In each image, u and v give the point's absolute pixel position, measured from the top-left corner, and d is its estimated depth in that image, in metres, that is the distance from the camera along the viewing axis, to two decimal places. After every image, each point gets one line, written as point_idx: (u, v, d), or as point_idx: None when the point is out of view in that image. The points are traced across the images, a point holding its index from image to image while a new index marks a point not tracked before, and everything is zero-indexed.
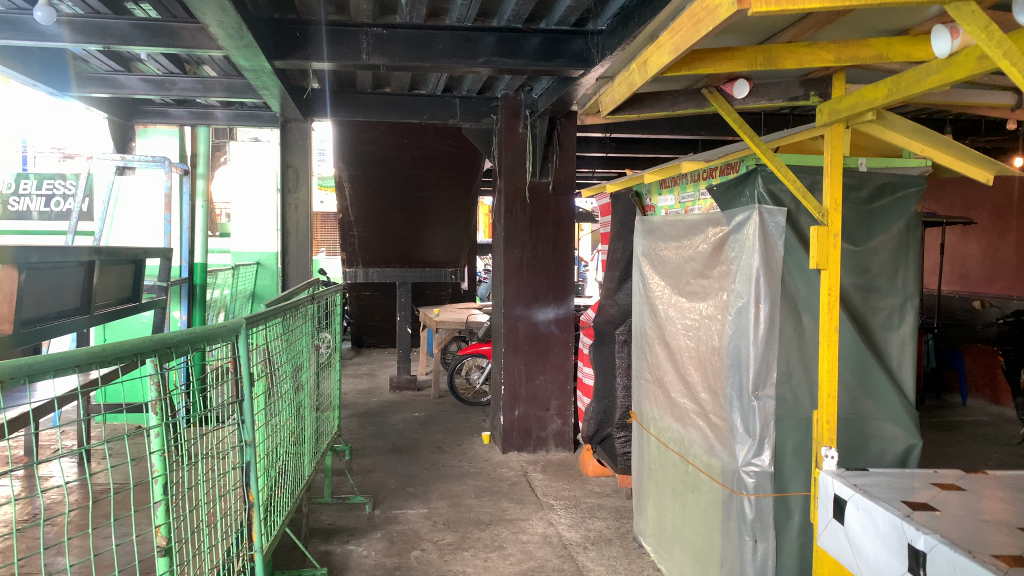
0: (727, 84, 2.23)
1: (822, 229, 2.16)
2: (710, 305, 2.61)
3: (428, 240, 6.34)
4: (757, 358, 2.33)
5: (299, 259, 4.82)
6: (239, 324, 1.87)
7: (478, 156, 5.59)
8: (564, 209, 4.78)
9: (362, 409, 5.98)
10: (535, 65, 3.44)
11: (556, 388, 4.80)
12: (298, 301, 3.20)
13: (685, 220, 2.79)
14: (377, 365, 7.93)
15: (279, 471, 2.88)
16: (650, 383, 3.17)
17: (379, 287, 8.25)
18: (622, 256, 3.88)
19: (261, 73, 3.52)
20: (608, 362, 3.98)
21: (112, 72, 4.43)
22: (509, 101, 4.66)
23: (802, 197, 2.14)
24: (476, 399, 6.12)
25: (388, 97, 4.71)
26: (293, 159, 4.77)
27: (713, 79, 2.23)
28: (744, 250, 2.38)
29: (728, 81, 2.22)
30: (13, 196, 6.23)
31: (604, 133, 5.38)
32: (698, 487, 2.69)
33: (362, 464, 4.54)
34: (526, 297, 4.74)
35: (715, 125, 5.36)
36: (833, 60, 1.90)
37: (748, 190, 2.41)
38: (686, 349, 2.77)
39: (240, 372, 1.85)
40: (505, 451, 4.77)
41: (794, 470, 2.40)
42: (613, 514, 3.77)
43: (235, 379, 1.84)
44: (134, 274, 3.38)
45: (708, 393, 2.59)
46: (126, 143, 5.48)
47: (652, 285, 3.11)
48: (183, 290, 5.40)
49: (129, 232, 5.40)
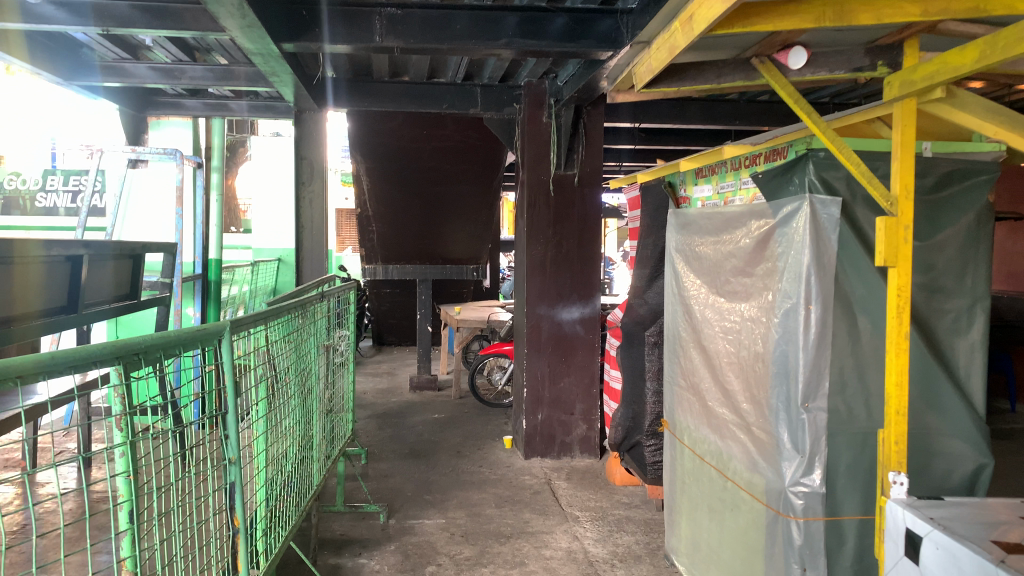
0: (783, 52, 2.01)
1: (891, 220, 1.89)
2: (754, 306, 2.38)
3: (449, 236, 6.13)
4: (807, 365, 2.09)
5: (314, 254, 4.61)
6: (224, 327, 1.66)
7: (501, 148, 5.35)
8: (590, 203, 4.54)
9: (380, 410, 5.79)
10: (561, 47, 3.21)
11: (581, 392, 4.57)
12: (307, 300, 3.00)
13: (723, 213, 2.56)
14: (398, 364, 7.75)
15: (282, 482, 2.67)
16: (684, 390, 2.93)
17: (400, 284, 8.06)
18: (653, 252, 3.64)
19: (269, 57, 3.32)
20: (638, 365, 3.75)
21: (120, 60, 4.25)
22: (532, 89, 4.43)
23: (866, 182, 1.87)
24: (497, 400, 5.90)
25: (407, 86, 4.52)
26: (307, 151, 4.57)
27: (767, 45, 1.99)
28: (793, 245, 2.14)
29: (785, 48, 2.01)
30: (41, 191, 6.74)
31: (633, 122, 5.14)
32: (738, 506, 2.45)
33: (378, 469, 4.35)
34: (550, 295, 4.52)
35: (750, 115, 5.09)
36: (920, 14, 1.72)
37: (797, 177, 2.17)
38: (726, 355, 2.54)
39: (225, 381, 1.64)
40: (527, 456, 4.55)
41: (847, 491, 2.15)
42: (642, 528, 3.54)
43: (219, 389, 1.63)
44: (132, 272, 3.25)
45: (751, 403, 2.36)
46: (138, 135, 5.32)
47: (686, 284, 2.88)
48: (197, 287, 5.18)
49: (141, 227, 5.26)
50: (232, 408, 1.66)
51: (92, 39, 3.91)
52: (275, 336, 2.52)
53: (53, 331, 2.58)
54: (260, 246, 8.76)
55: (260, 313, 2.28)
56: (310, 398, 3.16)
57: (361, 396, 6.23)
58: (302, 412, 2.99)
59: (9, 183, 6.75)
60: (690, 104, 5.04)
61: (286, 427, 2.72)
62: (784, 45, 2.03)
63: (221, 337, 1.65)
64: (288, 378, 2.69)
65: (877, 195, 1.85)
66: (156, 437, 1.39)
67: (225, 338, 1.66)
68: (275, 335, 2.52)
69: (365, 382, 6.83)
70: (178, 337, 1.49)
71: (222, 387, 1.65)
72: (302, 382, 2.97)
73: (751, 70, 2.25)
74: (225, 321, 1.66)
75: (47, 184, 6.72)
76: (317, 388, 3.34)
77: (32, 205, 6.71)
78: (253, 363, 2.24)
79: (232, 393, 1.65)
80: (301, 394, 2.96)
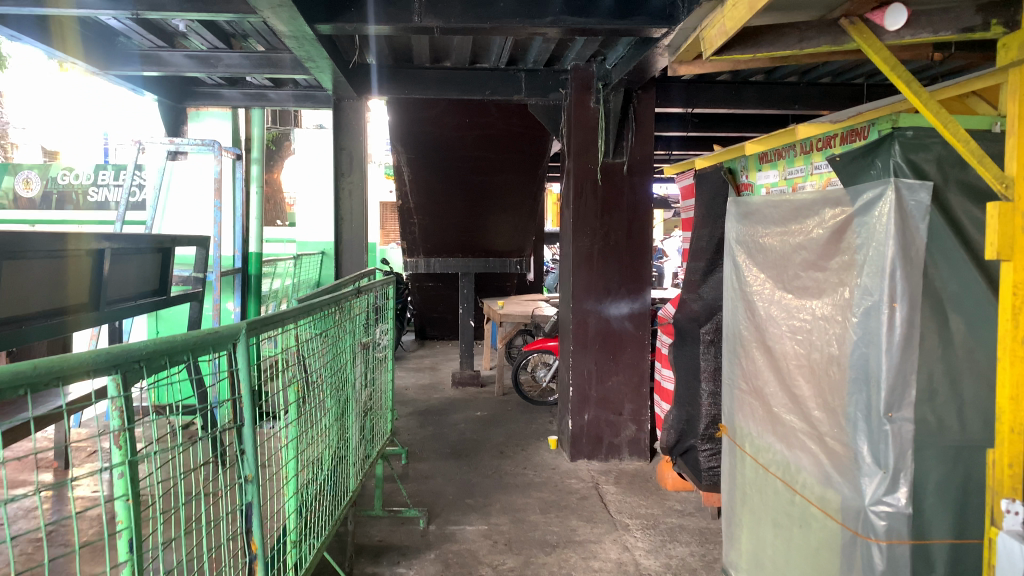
0: (879, 11, 1.80)
1: (1006, 206, 1.67)
2: (828, 303, 2.16)
3: (493, 227, 5.96)
4: (891, 371, 1.87)
5: (353, 243, 4.47)
6: (239, 328, 1.51)
7: (547, 137, 5.14)
8: (640, 193, 4.32)
9: (422, 407, 5.65)
10: (612, 24, 3.00)
11: (630, 391, 4.36)
12: (343, 295, 2.86)
13: (793, 201, 2.34)
14: (441, 359, 7.62)
15: (315, 490, 2.54)
16: (745, 393, 2.72)
17: (442, 278, 7.91)
18: (708, 244, 3.41)
19: (304, 41, 3.18)
20: (692, 365, 3.54)
21: (156, 49, 4.14)
22: (579, 73, 4.22)
23: (978, 162, 1.66)
24: (542, 398, 5.72)
25: (448, 72, 4.34)
26: (347, 141, 4.43)
27: (859, 4, 1.77)
28: (874, 237, 1.91)
29: (880, 8, 1.80)
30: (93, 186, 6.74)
31: (685, 107, 4.89)
32: (808, 523, 2.23)
33: (419, 470, 4.20)
34: (598, 290, 4.31)
35: (810, 99, 4.83)
36: None
37: (880, 160, 1.93)
38: (795, 358, 2.32)
39: (241, 389, 1.48)
40: (573, 458, 4.36)
41: (937, 512, 1.91)
42: (697, 538, 3.33)
43: (235, 399, 1.48)
44: (161, 267, 3.15)
45: (824, 412, 2.14)
46: (177, 127, 5.24)
47: (749, 278, 2.67)
48: (237, 281, 5.10)
49: (181, 220, 5.18)
50: (250, 418, 1.51)
51: (126, 27, 3.83)
52: (306, 334, 2.38)
53: (68, 332, 2.47)
54: (304, 239, 8.71)
55: (287, 311, 2.14)
56: (346, 398, 3.02)
57: (403, 392, 6.10)
58: (337, 414, 2.85)
59: (63, 179, 6.80)
60: (745, 89, 4.79)
61: (321, 430, 2.59)
62: (879, 3, 1.80)
63: (236, 338, 1.49)
64: (321, 379, 2.54)
65: (992, 179, 1.65)
66: (159, 457, 1.24)
67: (240, 340, 1.50)
68: (307, 334, 2.38)
69: (407, 377, 6.70)
70: (184, 340, 1.33)
71: (237, 395, 1.50)
72: (337, 382, 2.83)
73: (840, 33, 2.01)
74: (240, 322, 1.50)
75: (99, 179, 6.67)
76: (355, 386, 3.20)
77: (84, 200, 6.70)
78: (280, 365, 2.10)
79: (248, 402, 1.50)
80: (337, 394, 2.82)
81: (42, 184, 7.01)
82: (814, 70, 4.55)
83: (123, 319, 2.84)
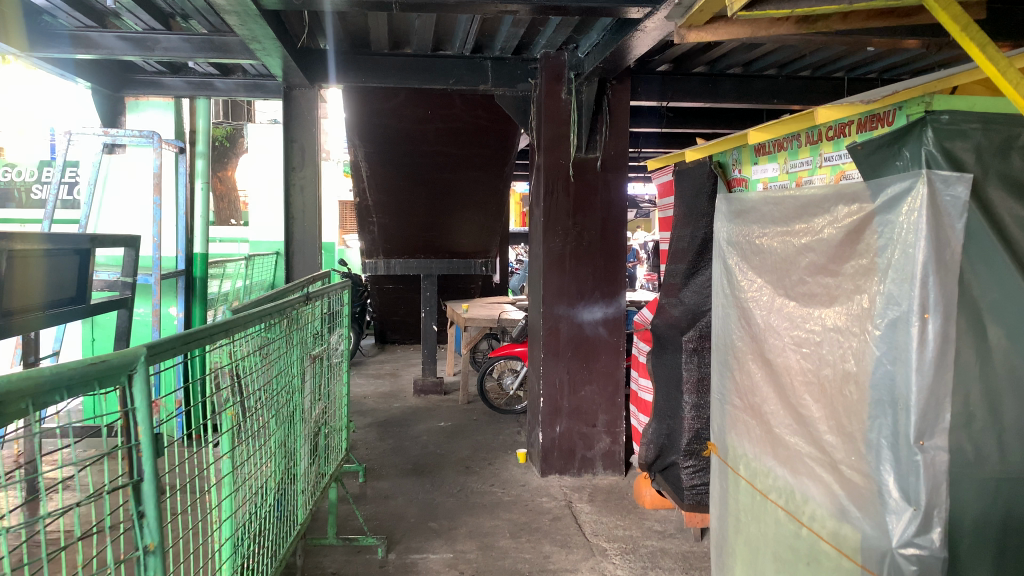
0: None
1: None
2: (841, 313, 1.91)
3: (456, 227, 5.65)
4: (922, 393, 1.61)
5: (306, 243, 4.12)
6: (140, 355, 1.19)
7: (513, 131, 4.85)
8: (614, 190, 4.06)
9: (382, 418, 5.32)
10: (589, 3, 2.72)
11: (604, 401, 4.09)
12: (289, 303, 2.55)
13: (798, 197, 2.09)
14: (402, 364, 7.28)
15: (257, 527, 2.24)
16: (739, 411, 2.46)
17: (404, 279, 7.57)
18: (690, 245, 3.15)
19: (245, 16, 2.84)
20: (674, 375, 3.28)
21: (85, 29, 3.73)
22: (550, 62, 3.94)
23: None
24: (509, 406, 5.43)
25: (409, 59, 4.04)
26: (298, 133, 4.09)
27: None
28: (901, 238, 1.67)
29: None
30: (36, 183, 6.29)
31: (660, 101, 4.63)
32: (818, 560, 1.98)
33: (377, 489, 3.89)
34: (569, 293, 4.04)
35: (789, 93, 4.61)
36: None
37: (908, 149, 1.68)
38: (801, 372, 2.07)
39: (141, 435, 1.17)
40: (544, 474, 4.08)
41: (974, 556, 1.67)
42: (680, 564, 3.07)
43: (131, 448, 1.17)
44: (78, 269, 2.76)
45: (837, 435, 1.89)
46: (115, 118, 4.83)
47: (743, 284, 2.42)
48: (180, 284, 4.72)
49: (117, 219, 4.75)
50: (153, 469, 1.19)
51: (47, 3, 3.44)
52: (240, 351, 2.08)
53: None
54: (258, 240, 8.32)
55: (215, 325, 1.84)
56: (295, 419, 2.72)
57: (361, 401, 5.76)
58: (284, 437, 2.55)
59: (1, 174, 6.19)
60: (723, 82, 4.55)
61: (263, 458, 2.29)
62: None
63: (134, 367, 1.17)
64: (263, 400, 2.24)
65: None
66: None
67: (139, 369, 1.18)
68: (242, 349, 2.09)
69: (365, 385, 6.36)
70: (53, 376, 1.01)
71: (135, 442, 1.18)
72: (283, 402, 2.52)
73: None
74: (141, 346, 1.18)
75: (43, 175, 6.28)
76: (305, 404, 2.89)
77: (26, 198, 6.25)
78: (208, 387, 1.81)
79: (148, 451, 1.18)
80: (283, 417, 2.53)
81: None
82: (793, 62, 4.35)
83: (36, 329, 2.46)
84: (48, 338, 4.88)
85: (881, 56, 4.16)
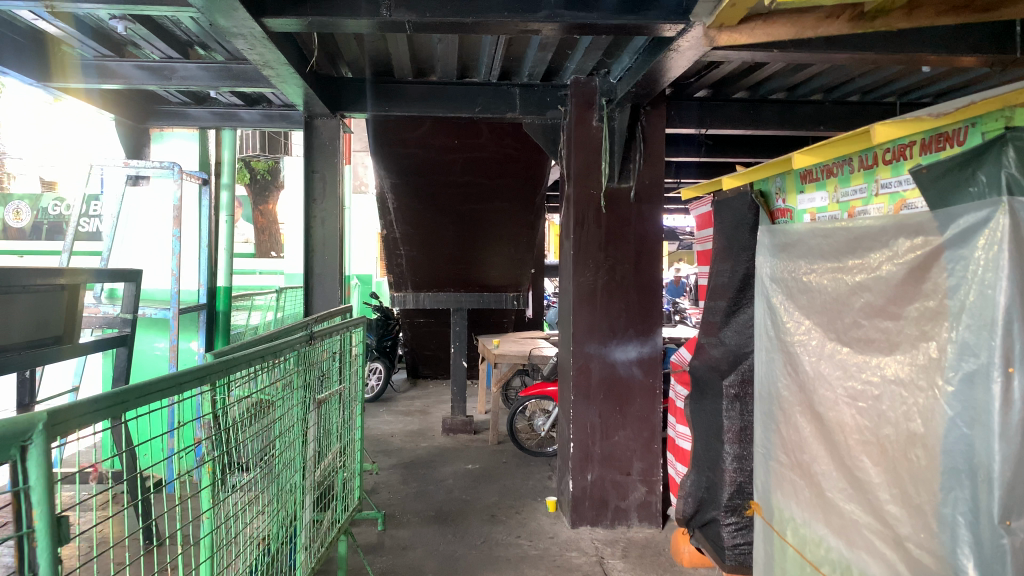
0: None
1: None
2: (904, 363, 1.65)
3: (486, 260, 5.46)
4: (1009, 463, 1.34)
5: (326, 277, 3.96)
6: (41, 421, 1.03)
7: (544, 161, 4.65)
8: (648, 222, 3.82)
9: (407, 459, 5.09)
10: (618, 19, 2.51)
11: (638, 448, 3.82)
12: (287, 342, 2.43)
13: (852, 229, 1.84)
14: (433, 401, 7.07)
15: None
16: (786, 468, 2.19)
17: (435, 313, 7.39)
18: (731, 281, 2.89)
19: (252, 40, 2.70)
20: (713, 423, 3.01)
21: (101, 58, 3.65)
22: (580, 88, 3.75)
23: None
24: (541, 449, 5.18)
25: (433, 86, 3.90)
26: (319, 163, 3.94)
27: None
28: (976, 277, 1.42)
29: None
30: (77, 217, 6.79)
31: (699, 128, 4.40)
32: None
33: (396, 539, 3.67)
34: (601, 331, 3.80)
35: (837, 119, 4.34)
36: None
37: (984, 172, 1.42)
38: (857, 430, 1.81)
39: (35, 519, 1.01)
40: (574, 524, 3.81)
41: None
42: None
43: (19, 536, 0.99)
44: (69, 305, 2.60)
45: (901, 506, 1.62)
46: (140, 149, 4.76)
47: (791, 327, 2.16)
48: (201, 319, 4.60)
49: (139, 253, 4.66)
50: (50, 561, 1.02)
51: (61, 32, 3.37)
52: (217, 398, 1.98)
53: None
54: None
55: (190, 370, 1.74)
56: (294, 467, 2.59)
57: (388, 440, 5.56)
58: (279, 488, 2.40)
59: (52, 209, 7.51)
60: (765, 108, 4.31)
61: (250, 513, 2.15)
62: None
63: (28, 438, 1.01)
64: (249, 451, 2.12)
65: None
66: None
67: (36, 440, 1.01)
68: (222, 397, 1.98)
69: (394, 423, 6.16)
70: None
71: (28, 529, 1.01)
72: (279, 450, 2.38)
73: None
74: (42, 413, 1.02)
75: None
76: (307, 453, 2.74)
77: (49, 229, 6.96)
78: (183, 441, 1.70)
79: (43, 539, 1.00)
80: (279, 466, 2.39)
81: (32, 214, 7.49)
82: (840, 87, 4.11)
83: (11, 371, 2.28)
84: (69, 372, 4.78)
85: (936, 79, 3.88)
